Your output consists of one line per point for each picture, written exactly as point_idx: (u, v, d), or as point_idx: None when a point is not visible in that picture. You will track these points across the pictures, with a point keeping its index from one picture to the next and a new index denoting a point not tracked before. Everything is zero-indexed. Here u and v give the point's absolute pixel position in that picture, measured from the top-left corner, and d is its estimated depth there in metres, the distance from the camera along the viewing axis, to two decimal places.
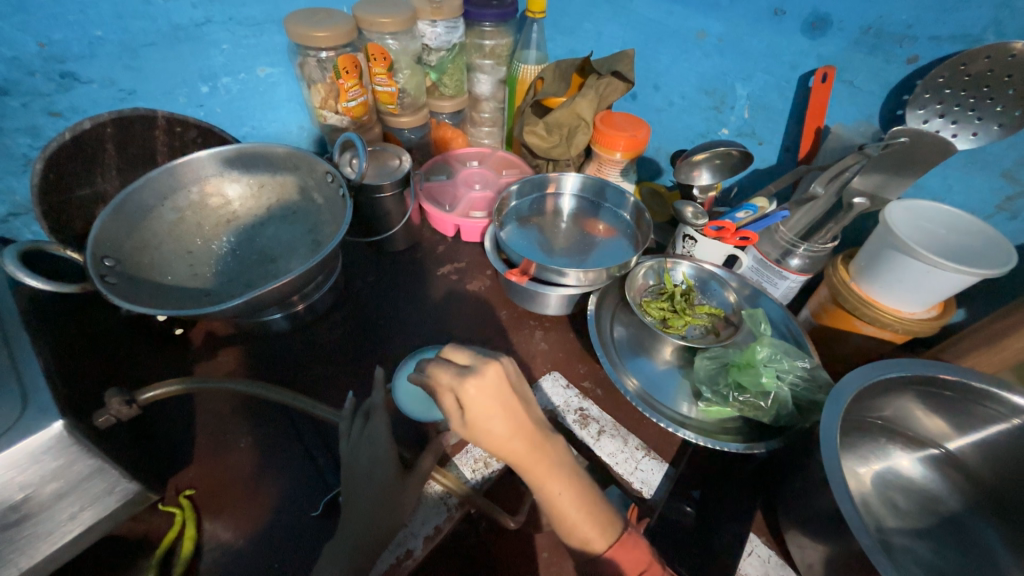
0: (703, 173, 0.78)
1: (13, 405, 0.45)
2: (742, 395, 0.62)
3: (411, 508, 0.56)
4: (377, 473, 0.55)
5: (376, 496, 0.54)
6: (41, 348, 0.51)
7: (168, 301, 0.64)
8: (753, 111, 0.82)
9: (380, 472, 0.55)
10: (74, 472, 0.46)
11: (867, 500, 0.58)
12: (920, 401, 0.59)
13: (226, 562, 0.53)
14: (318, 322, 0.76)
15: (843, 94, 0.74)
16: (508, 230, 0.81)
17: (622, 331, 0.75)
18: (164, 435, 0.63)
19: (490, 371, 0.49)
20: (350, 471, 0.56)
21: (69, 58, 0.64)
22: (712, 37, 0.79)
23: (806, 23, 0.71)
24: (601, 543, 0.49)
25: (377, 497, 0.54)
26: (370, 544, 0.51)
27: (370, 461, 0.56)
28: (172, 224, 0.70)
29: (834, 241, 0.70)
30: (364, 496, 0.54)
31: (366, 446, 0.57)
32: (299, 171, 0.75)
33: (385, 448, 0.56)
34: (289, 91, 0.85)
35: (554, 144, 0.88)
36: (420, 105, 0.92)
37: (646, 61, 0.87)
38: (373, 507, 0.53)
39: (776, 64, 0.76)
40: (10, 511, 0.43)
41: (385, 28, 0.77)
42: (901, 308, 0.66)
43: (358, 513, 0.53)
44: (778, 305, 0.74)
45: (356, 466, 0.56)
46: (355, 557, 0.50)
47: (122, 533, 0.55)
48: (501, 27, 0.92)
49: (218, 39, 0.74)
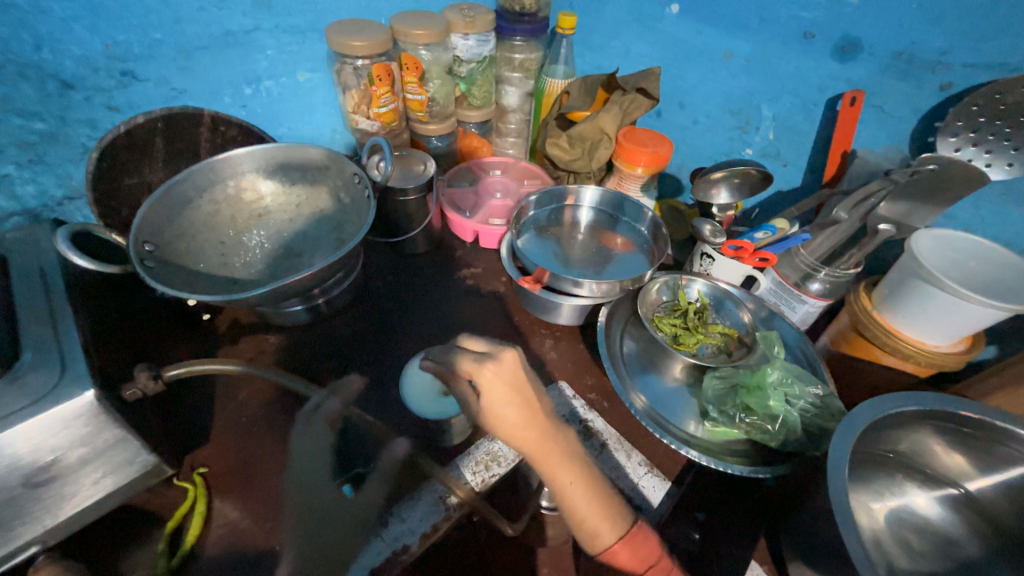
0: (723, 192, 0.77)
1: (52, 372, 0.48)
2: (749, 417, 0.61)
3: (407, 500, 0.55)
4: None
5: None
6: (83, 322, 0.55)
7: (198, 287, 0.67)
8: (779, 132, 0.81)
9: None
10: (100, 440, 0.49)
11: (878, 538, 0.56)
12: (938, 436, 0.56)
13: (231, 541, 0.56)
14: (336, 317, 0.79)
15: (872, 119, 0.73)
16: (525, 239, 0.83)
17: (631, 346, 0.75)
18: (185, 416, 0.65)
19: (507, 356, 0.52)
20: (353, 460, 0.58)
21: (130, 58, 0.70)
22: (740, 58, 0.79)
23: (836, 47, 0.71)
24: (609, 536, 0.48)
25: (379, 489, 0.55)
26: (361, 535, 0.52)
27: None
28: (208, 215, 0.74)
29: (856, 267, 0.68)
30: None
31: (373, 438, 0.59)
32: (329, 172, 0.79)
33: None
34: (325, 95, 0.90)
35: (575, 157, 0.89)
36: (448, 114, 0.95)
37: (671, 80, 0.87)
38: None
39: (804, 86, 0.76)
40: (41, 471, 0.46)
41: (418, 39, 0.81)
42: (926, 341, 0.63)
43: None
44: (793, 328, 0.73)
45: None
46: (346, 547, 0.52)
47: (137, 504, 0.58)
48: (531, 42, 0.95)
49: (264, 45, 0.79)
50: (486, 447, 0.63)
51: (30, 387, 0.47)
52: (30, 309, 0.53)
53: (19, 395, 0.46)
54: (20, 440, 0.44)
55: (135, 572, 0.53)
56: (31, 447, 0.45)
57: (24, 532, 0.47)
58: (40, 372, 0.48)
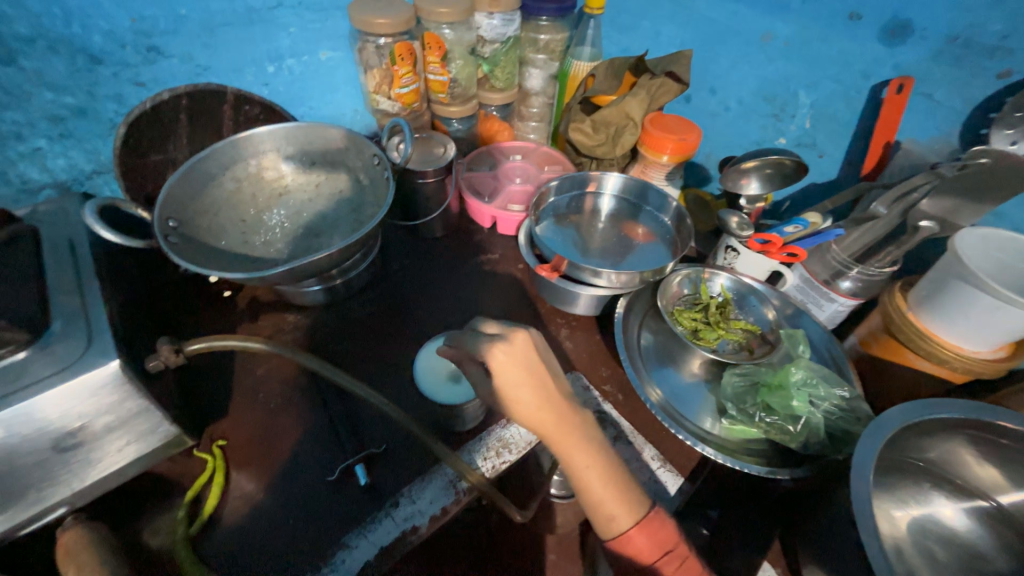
0: (753, 182, 0.74)
1: (78, 343, 0.49)
2: (769, 417, 0.59)
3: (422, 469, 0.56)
4: None
5: None
6: (109, 295, 0.56)
7: (219, 264, 0.68)
8: (816, 121, 0.77)
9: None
10: (124, 409, 0.50)
11: (899, 547, 0.54)
12: (971, 446, 0.54)
13: (247, 513, 0.57)
14: (353, 299, 0.79)
15: (918, 108, 0.69)
16: (544, 226, 0.81)
17: (649, 339, 0.73)
18: (205, 390, 0.67)
19: (519, 339, 0.50)
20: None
21: (156, 34, 0.70)
22: (778, 40, 0.75)
23: (884, 30, 0.67)
24: (625, 521, 0.48)
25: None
26: None
27: None
28: (230, 192, 0.75)
29: (892, 266, 0.65)
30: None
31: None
32: (349, 153, 0.79)
33: None
34: (347, 75, 0.89)
35: (598, 142, 0.86)
36: (470, 96, 0.94)
37: (703, 64, 0.84)
38: None
39: (847, 72, 0.72)
40: (68, 436, 0.48)
41: (442, 18, 0.79)
42: (963, 346, 0.60)
43: None
44: (820, 327, 0.70)
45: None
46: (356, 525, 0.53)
47: (160, 473, 0.60)
48: (557, 22, 0.92)
49: (287, 22, 0.78)
50: (498, 433, 0.63)
51: (59, 355, 0.48)
52: (59, 280, 0.55)
53: (48, 363, 0.47)
54: (50, 406, 0.46)
55: (156, 537, 0.55)
56: (59, 413, 0.47)
57: (53, 493, 0.49)
58: (68, 342, 0.49)
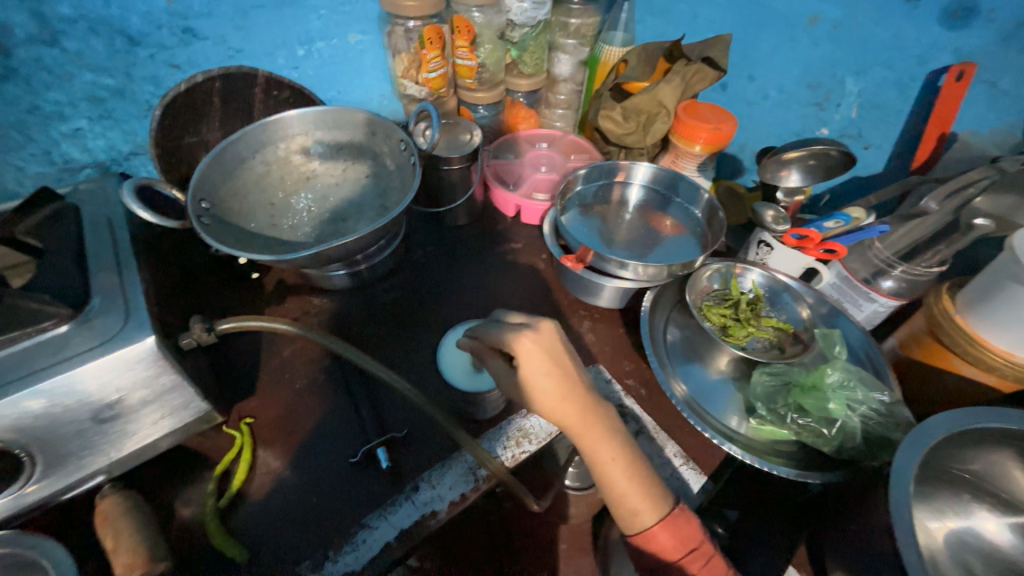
0: (793, 175, 0.71)
1: (117, 318, 0.51)
2: (801, 418, 0.57)
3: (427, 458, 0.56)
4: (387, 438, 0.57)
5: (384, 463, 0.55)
6: (145, 273, 0.58)
7: (249, 246, 0.69)
8: (862, 111, 0.74)
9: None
10: (158, 384, 0.52)
11: (935, 558, 0.52)
12: (1020, 459, 0.51)
13: (273, 490, 0.58)
14: (377, 284, 0.80)
15: (980, 97, 0.65)
16: (569, 215, 0.80)
17: (675, 334, 0.72)
18: (233, 368, 0.69)
19: (545, 327, 0.51)
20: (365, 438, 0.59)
21: (191, 15, 0.70)
22: (826, 23, 0.71)
23: (945, 11, 0.62)
24: (648, 517, 0.47)
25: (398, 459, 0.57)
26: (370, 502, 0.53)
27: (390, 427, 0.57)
28: (260, 176, 0.76)
29: (940, 266, 0.62)
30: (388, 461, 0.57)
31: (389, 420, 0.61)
32: (377, 138, 0.79)
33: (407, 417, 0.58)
34: (375, 59, 0.89)
35: (628, 131, 0.84)
36: (497, 82, 0.92)
37: (743, 48, 0.79)
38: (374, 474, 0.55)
39: (901, 58, 0.67)
40: (107, 408, 0.50)
41: (471, 0, 0.77)
42: (1013, 352, 0.56)
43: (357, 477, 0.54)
44: (858, 328, 0.67)
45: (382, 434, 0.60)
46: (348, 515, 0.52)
47: (191, 446, 0.62)
48: (589, 6, 0.89)
49: (318, 5, 0.78)
50: (518, 423, 0.63)
51: (98, 329, 0.50)
52: (98, 257, 0.56)
53: (89, 337, 0.49)
54: (89, 379, 0.47)
55: (186, 508, 0.57)
56: (99, 386, 0.48)
57: (93, 461, 0.51)
58: (107, 317, 0.51)
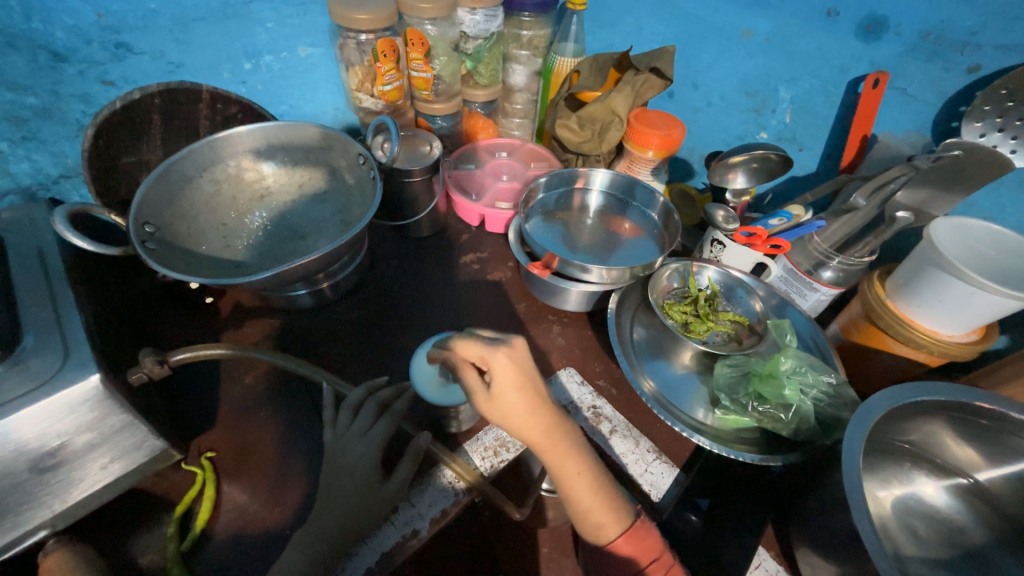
0: (739, 176, 0.76)
1: (55, 357, 0.47)
2: (761, 406, 0.60)
3: (402, 485, 0.55)
4: (358, 471, 0.54)
5: (354, 493, 0.53)
6: (85, 306, 0.54)
7: (200, 269, 0.66)
8: (796, 116, 0.80)
9: (360, 469, 0.54)
10: (106, 425, 0.48)
11: (885, 525, 0.57)
12: (951, 427, 0.56)
13: (240, 527, 0.55)
14: (341, 301, 0.78)
15: (894, 102, 0.71)
16: (533, 223, 0.81)
17: (640, 333, 0.74)
18: (189, 400, 0.65)
19: (518, 343, 0.51)
20: (332, 463, 0.55)
21: (124, 29, 0.66)
22: (758, 36, 0.76)
23: (860, 26, 0.69)
24: (612, 530, 0.49)
25: (350, 492, 0.53)
26: (341, 538, 0.50)
27: (355, 456, 0.55)
28: (209, 195, 0.72)
29: (871, 256, 0.67)
30: (343, 496, 0.52)
31: (357, 440, 0.56)
32: (333, 152, 0.76)
33: (375, 446, 0.55)
34: (327, 72, 0.87)
35: (585, 139, 0.86)
36: (454, 92, 0.92)
37: (685, 59, 0.85)
38: (344, 501, 0.52)
39: (825, 67, 0.74)
40: (47, 456, 0.46)
41: (424, 13, 0.78)
42: (938, 329, 0.63)
43: (330, 506, 0.52)
44: (805, 317, 0.72)
45: (341, 460, 0.55)
46: (326, 549, 0.49)
47: (147, 486, 0.58)
48: (540, 18, 0.91)
49: (264, 17, 0.75)
50: (494, 433, 0.64)
51: (32, 371, 0.46)
52: (29, 293, 0.52)
53: (21, 381, 0.45)
54: (25, 426, 0.44)
55: (145, 555, 0.53)
56: (35, 434, 0.45)
57: (33, 516, 0.47)
58: (44, 355, 0.47)
